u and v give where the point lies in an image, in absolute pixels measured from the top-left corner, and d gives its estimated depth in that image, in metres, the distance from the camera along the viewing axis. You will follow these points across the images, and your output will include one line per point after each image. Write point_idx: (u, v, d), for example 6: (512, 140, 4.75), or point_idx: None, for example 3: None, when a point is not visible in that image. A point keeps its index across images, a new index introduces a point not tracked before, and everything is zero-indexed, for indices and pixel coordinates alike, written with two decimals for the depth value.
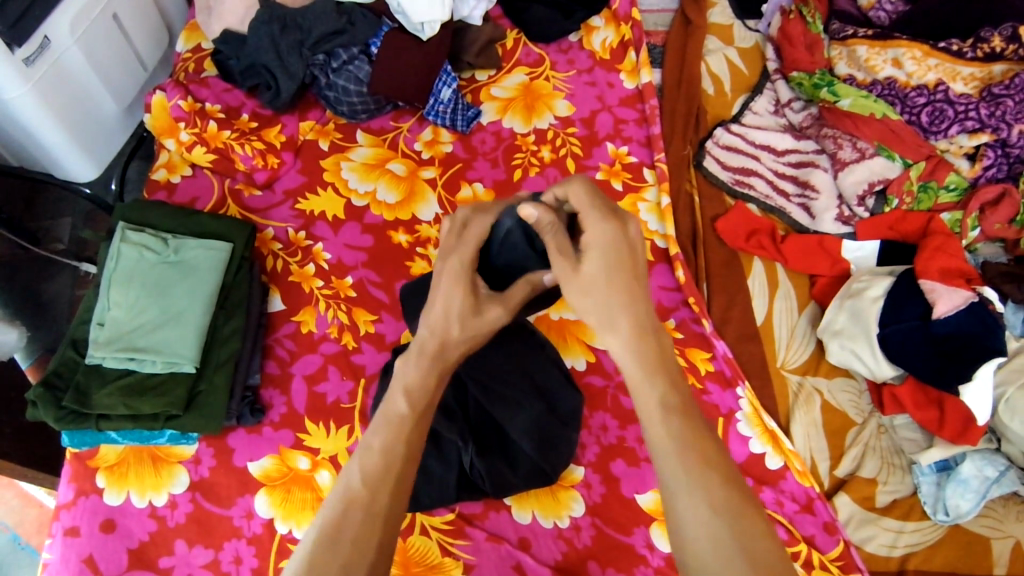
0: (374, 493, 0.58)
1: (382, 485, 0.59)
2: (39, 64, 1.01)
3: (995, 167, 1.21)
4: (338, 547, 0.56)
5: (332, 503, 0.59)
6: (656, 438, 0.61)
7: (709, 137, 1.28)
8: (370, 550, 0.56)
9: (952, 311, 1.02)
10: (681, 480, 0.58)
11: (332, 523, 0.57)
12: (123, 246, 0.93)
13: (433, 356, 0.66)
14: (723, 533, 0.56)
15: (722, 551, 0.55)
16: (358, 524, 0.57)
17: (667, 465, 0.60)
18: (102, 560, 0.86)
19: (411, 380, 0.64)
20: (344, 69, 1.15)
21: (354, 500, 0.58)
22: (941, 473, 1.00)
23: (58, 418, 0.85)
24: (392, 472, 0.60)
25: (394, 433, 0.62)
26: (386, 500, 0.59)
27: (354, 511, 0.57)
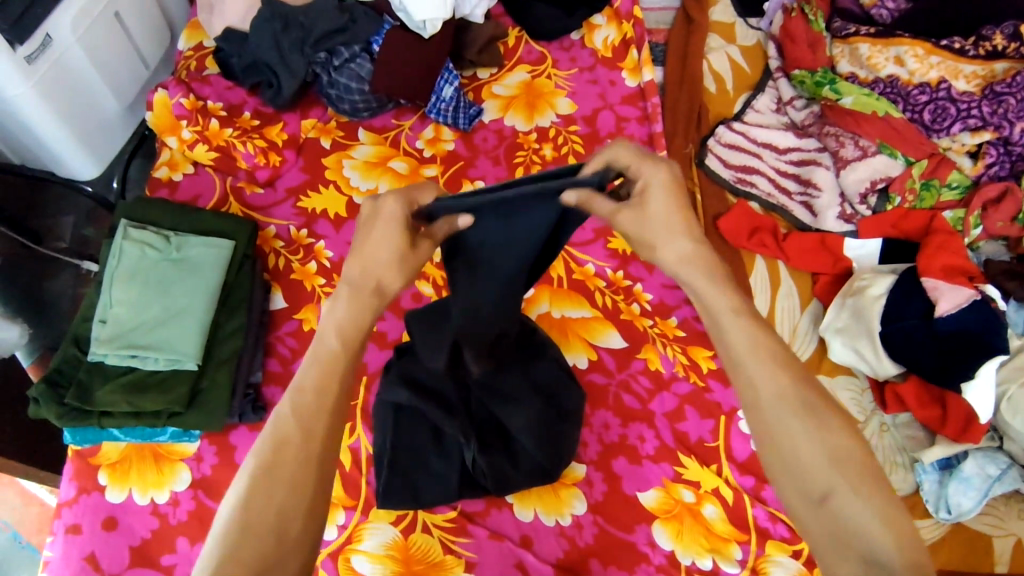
0: (305, 442, 0.59)
1: (313, 434, 0.60)
2: (41, 64, 1.01)
3: (997, 165, 1.20)
4: (274, 495, 0.57)
5: (263, 455, 0.59)
6: (737, 350, 0.65)
7: (711, 134, 1.28)
8: (304, 501, 0.57)
9: (954, 309, 1.02)
10: (767, 396, 0.63)
11: (265, 475, 0.57)
12: (125, 243, 0.93)
13: (373, 293, 0.66)
14: (808, 437, 0.60)
15: (816, 458, 0.60)
16: (290, 476, 0.58)
17: (752, 380, 0.64)
18: (104, 557, 0.86)
19: (344, 320, 0.64)
20: (346, 67, 1.15)
21: (286, 449, 0.59)
22: (943, 471, 1.00)
23: (61, 415, 0.85)
24: (323, 421, 0.60)
25: (327, 367, 0.63)
26: (319, 452, 0.59)
27: (286, 466, 0.58)
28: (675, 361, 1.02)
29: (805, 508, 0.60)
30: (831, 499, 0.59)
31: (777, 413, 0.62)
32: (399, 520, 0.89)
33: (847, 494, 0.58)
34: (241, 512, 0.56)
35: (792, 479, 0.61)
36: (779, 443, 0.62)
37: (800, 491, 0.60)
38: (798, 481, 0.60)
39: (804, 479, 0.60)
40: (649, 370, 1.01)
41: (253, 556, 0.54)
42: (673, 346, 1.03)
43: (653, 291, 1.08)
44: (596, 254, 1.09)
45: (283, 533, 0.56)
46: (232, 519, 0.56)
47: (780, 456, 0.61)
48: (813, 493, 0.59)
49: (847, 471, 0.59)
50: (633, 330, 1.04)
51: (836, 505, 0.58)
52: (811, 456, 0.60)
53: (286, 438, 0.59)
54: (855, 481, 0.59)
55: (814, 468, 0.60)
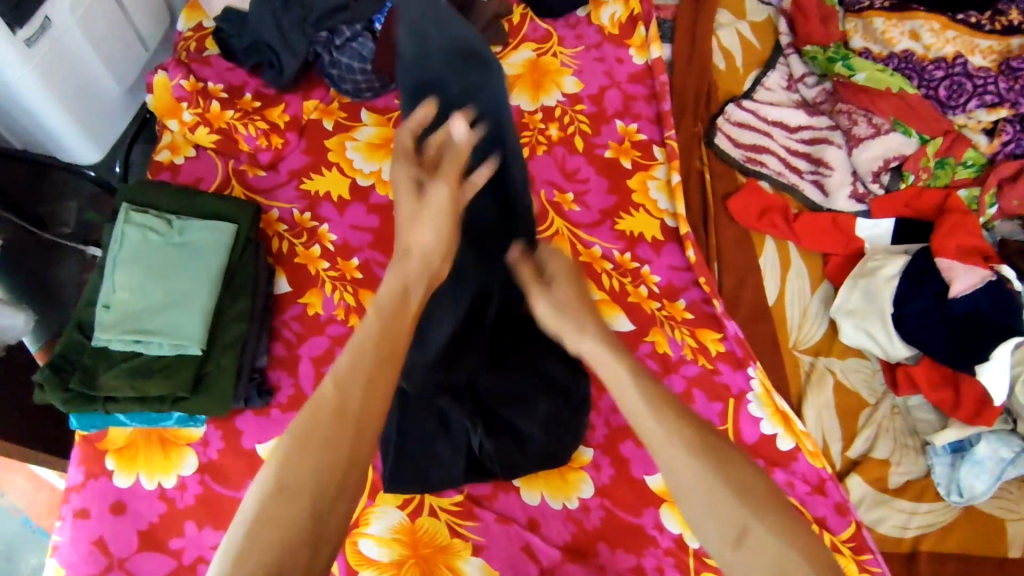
0: (344, 404, 0.55)
1: (351, 398, 0.55)
2: (40, 46, 0.99)
3: (1014, 143, 1.16)
4: (308, 458, 0.53)
5: (299, 417, 0.55)
6: (626, 403, 0.62)
7: (720, 112, 1.25)
8: (337, 470, 0.53)
9: (969, 290, 1.00)
10: (666, 437, 0.58)
11: (302, 434, 0.54)
12: (127, 228, 0.92)
13: (400, 254, 0.65)
14: (709, 476, 0.57)
15: (724, 496, 0.56)
16: (325, 438, 0.54)
17: (649, 424, 0.59)
18: (113, 541, 0.86)
19: (391, 283, 0.63)
20: (348, 45, 1.13)
21: (325, 409, 0.55)
22: (956, 454, 0.98)
23: (66, 401, 0.85)
24: (362, 382, 0.57)
25: (372, 331, 0.59)
26: (357, 412, 0.55)
27: (321, 428, 0.54)
28: (684, 344, 1.01)
29: (724, 552, 0.56)
30: (749, 537, 0.55)
31: (672, 456, 0.58)
32: (406, 504, 0.88)
33: (760, 526, 0.55)
34: (276, 476, 0.53)
35: (705, 522, 0.56)
36: (681, 485, 0.58)
37: (717, 534, 0.56)
38: (710, 524, 0.56)
39: (716, 524, 0.56)
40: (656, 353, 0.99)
41: (288, 522, 0.51)
42: (681, 329, 1.02)
43: (661, 273, 1.07)
44: (602, 236, 1.08)
45: (320, 499, 0.52)
46: (264, 483, 0.53)
47: (689, 500, 0.57)
48: (729, 535, 0.55)
49: (758, 505, 0.56)
50: (641, 312, 1.02)
51: (754, 545, 0.55)
52: (715, 496, 0.56)
53: (324, 401, 0.55)
54: (765, 514, 0.56)
55: (722, 507, 0.56)
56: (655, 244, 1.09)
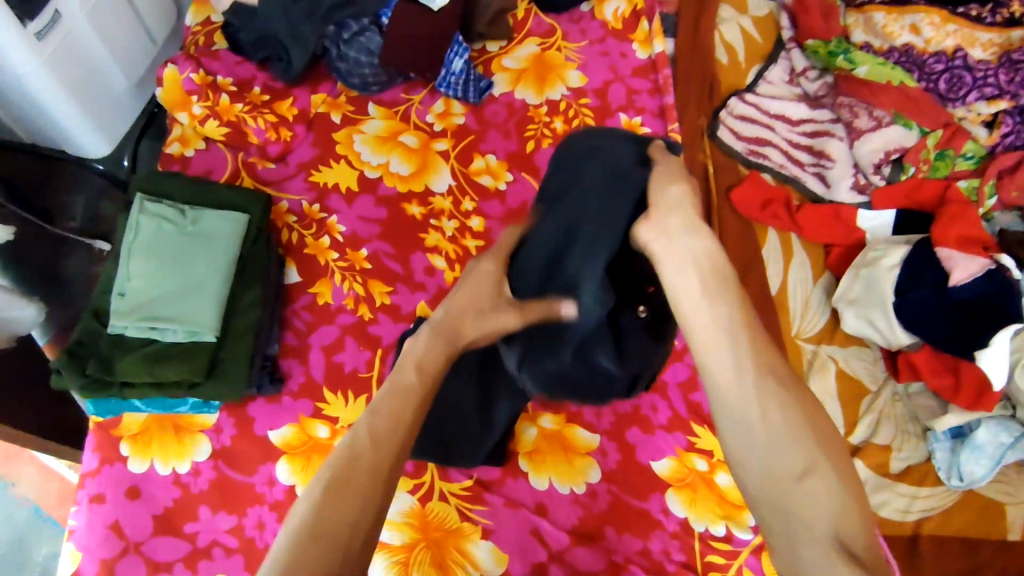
0: (376, 453, 0.60)
1: (385, 460, 0.60)
2: (50, 39, 1.01)
3: (1013, 134, 1.18)
4: (344, 506, 0.57)
5: (334, 467, 0.59)
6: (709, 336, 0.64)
7: (723, 106, 1.27)
8: (368, 518, 0.57)
9: (969, 278, 1.01)
10: (725, 342, 0.63)
11: (338, 483, 0.58)
12: (142, 217, 0.94)
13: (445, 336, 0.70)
14: (782, 417, 0.60)
15: (793, 436, 0.59)
16: (360, 491, 0.58)
17: (722, 364, 0.62)
18: (128, 526, 0.87)
19: (423, 356, 0.67)
20: (355, 40, 1.15)
21: (360, 461, 0.59)
22: (956, 439, 1.01)
23: (84, 386, 0.87)
24: (395, 436, 0.61)
25: (403, 401, 0.64)
26: (388, 473, 0.60)
27: (357, 474, 0.58)
28: None
29: (783, 489, 0.58)
30: (811, 477, 0.57)
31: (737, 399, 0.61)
32: (417, 489, 0.90)
33: (823, 468, 0.58)
34: (310, 520, 0.55)
35: (757, 465, 0.60)
36: (747, 428, 0.61)
37: (773, 479, 0.59)
38: (772, 464, 0.59)
39: (777, 460, 0.59)
40: None
41: (319, 569, 0.53)
42: None
43: None
44: None
45: (351, 542, 0.55)
46: (300, 525, 0.55)
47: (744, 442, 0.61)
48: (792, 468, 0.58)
49: (827, 448, 0.59)
50: None
51: (813, 484, 0.57)
52: (779, 438, 0.59)
53: (360, 456, 0.59)
54: (831, 458, 0.59)
55: (785, 449, 0.59)
56: None
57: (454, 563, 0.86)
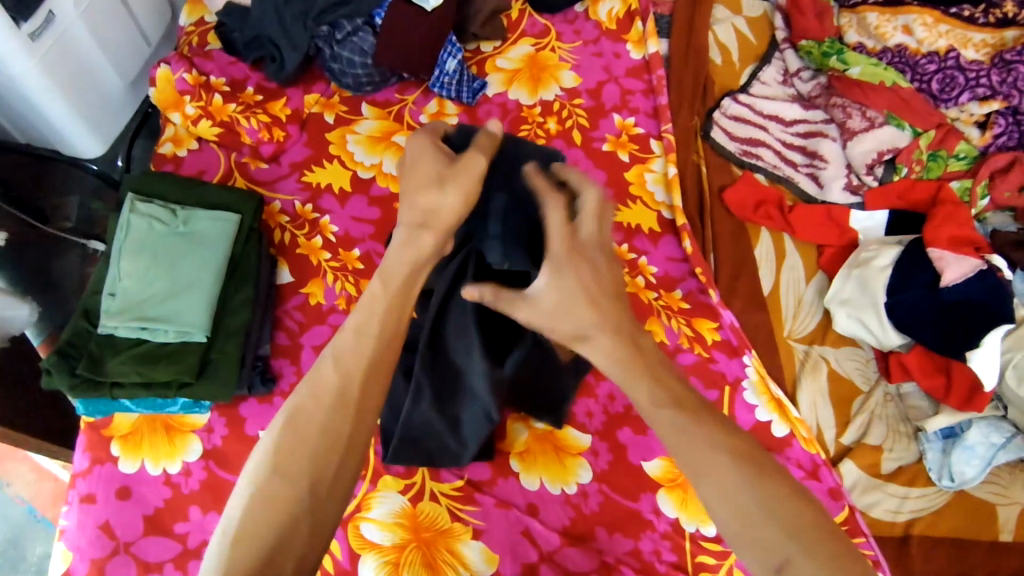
0: (344, 382, 0.60)
1: (351, 391, 0.60)
2: (44, 39, 1.01)
3: (1006, 134, 1.19)
4: (310, 438, 0.58)
5: (301, 398, 0.60)
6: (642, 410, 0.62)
7: (716, 107, 1.27)
8: (337, 445, 0.58)
9: (961, 279, 1.01)
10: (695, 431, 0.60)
11: (303, 418, 0.59)
12: (133, 217, 0.94)
13: (416, 227, 0.66)
14: (753, 503, 0.56)
15: (770, 520, 0.56)
16: (325, 422, 0.59)
17: (689, 452, 0.59)
18: (119, 526, 0.87)
19: (397, 269, 0.65)
20: (349, 40, 1.14)
21: (327, 393, 0.59)
22: (948, 440, 1.00)
23: (73, 386, 0.86)
24: (363, 368, 0.61)
25: (368, 321, 0.63)
26: (356, 398, 0.60)
27: (323, 404, 0.59)
28: (680, 333, 1.02)
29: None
30: (790, 568, 0.54)
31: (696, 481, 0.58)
32: (408, 489, 0.90)
33: (801, 555, 0.54)
34: (276, 452, 0.57)
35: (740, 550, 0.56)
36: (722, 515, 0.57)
37: (759, 562, 0.55)
38: (754, 550, 0.56)
39: (759, 544, 0.55)
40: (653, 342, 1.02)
41: (285, 493, 0.56)
42: (678, 319, 1.03)
43: (658, 264, 1.08)
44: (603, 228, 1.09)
45: (319, 474, 0.57)
46: (265, 460, 0.57)
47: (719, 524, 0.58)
48: (769, 562, 0.55)
49: (806, 538, 0.55)
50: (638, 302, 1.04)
51: (796, 573, 0.54)
52: (756, 530, 0.56)
53: (324, 388, 0.60)
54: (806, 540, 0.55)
55: (767, 536, 0.55)
56: (652, 235, 1.10)
57: (444, 563, 0.86)
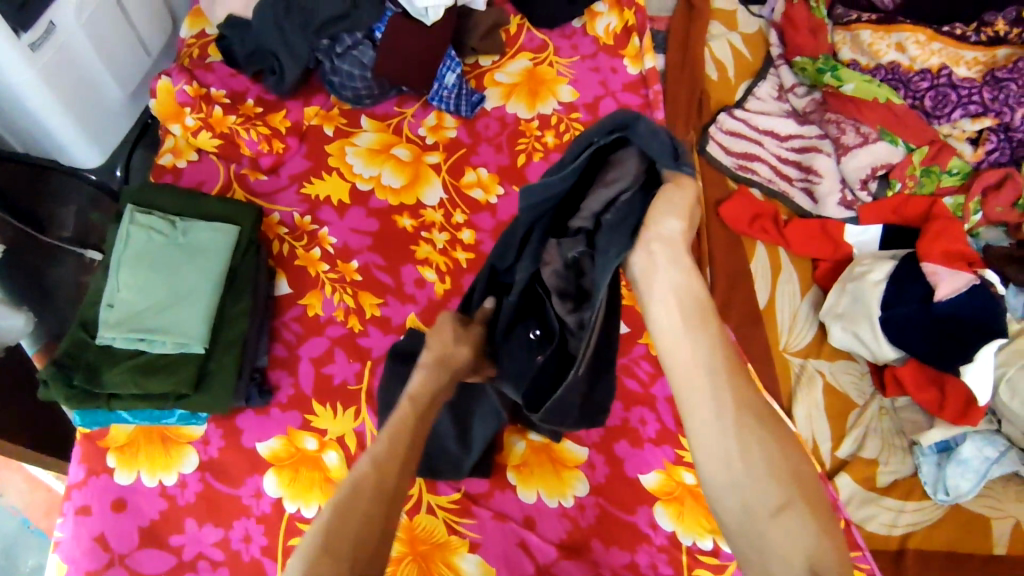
0: (380, 478, 0.67)
1: (385, 481, 0.67)
2: (44, 49, 1.01)
3: (998, 151, 1.20)
4: (350, 523, 0.64)
5: (344, 491, 0.66)
6: (680, 368, 0.67)
7: (712, 121, 1.29)
8: (375, 533, 0.65)
9: (953, 294, 1.02)
10: (701, 378, 0.66)
11: (347, 504, 0.65)
12: (133, 228, 0.94)
13: (440, 364, 0.79)
14: (760, 458, 0.63)
15: (767, 477, 0.63)
16: (363, 512, 0.65)
17: (703, 402, 0.66)
18: (114, 537, 0.87)
19: (415, 389, 0.77)
20: (349, 54, 1.16)
21: (367, 484, 0.66)
22: (942, 453, 1.01)
23: (69, 397, 0.87)
24: (392, 471, 0.68)
25: (396, 431, 0.72)
26: (392, 491, 0.68)
27: (362, 497, 0.66)
28: None
29: (758, 521, 0.63)
30: (785, 514, 0.62)
31: (714, 433, 0.65)
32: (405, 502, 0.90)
33: (798, 508, 0.62)
34: (327, 531, 0.63)
35: (735, 502, 0.64)
36: (727, 464, 0.64)
37: (751, 512, 0.63)
38: (751, 505, 0.63)
39: (757, 496, 0.63)
40: (650, 355, 1.02)
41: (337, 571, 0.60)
42: None
43: None
44: None
45: (359, 548, 0.63)
46: (317, 537, 0.63)
47: (718, 471, 0.65)
48: (771, 506, 0.62)
49: (805, 491, 0.63)
50: (635, 315, 1.05)
51: (787, 519, 0.62)
52: (755, 483, 0.63)
53: (364, 483, 0.66)
54: (804, 495, 0.63)
55: (764, 486, 0.63)
56: None
57: None
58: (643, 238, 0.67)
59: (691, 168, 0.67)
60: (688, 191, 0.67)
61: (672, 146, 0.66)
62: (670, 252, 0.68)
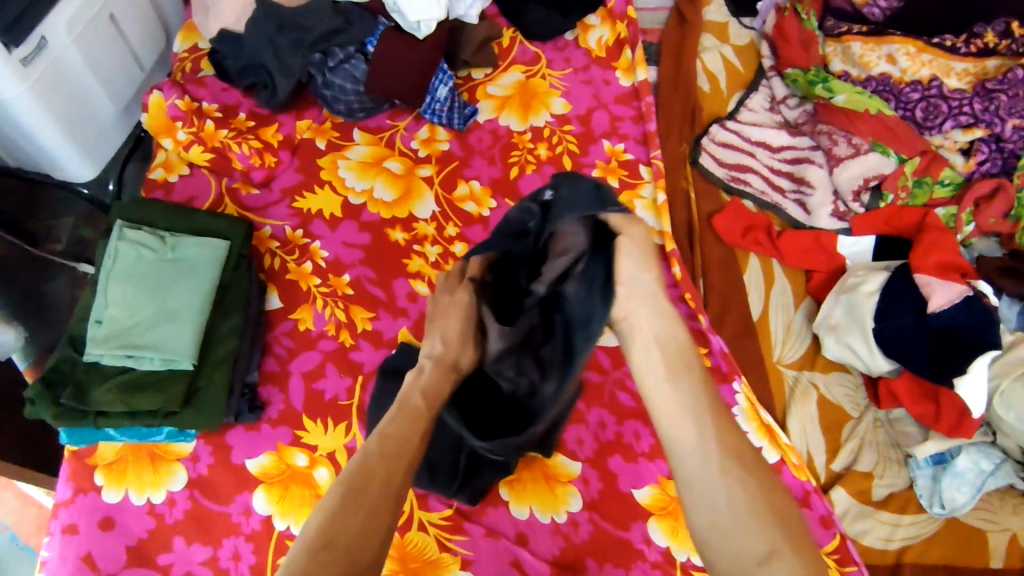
0: (390, 468, 0.71)
1: (398, 465, 0.71)
2: (37, 65, 1.01)
3: (989, 162, 1.21)
4: (357, 511, 0.67)
5: (352, 480, 0.69)
6: (670, 409, 0.75)
7: (705, 133, 1.29)
8: (383, 520, 0.68)
9: (948, 304, 1.02)
10: (689, 423, 0.73)
11: (357, 490, 0.68)
12: (122, 244, 0.94)
13: (449, 367, 0.83)
14: (743, 493, 0.68)
15: (754, 517, 0.67)
16: (370, 500, 0.68)
17: (689, 443, 0.72)
18: (102, 557, 0.86)
19: (427, 386, 0.80)
20: (342, 67, 1.17)
21: (378, 477, 0.69)
22: (937, 466, 1.00)
23: (58, 415, 0.85)
24: (404, 462, 0.72)
25: (409, 425, 0.75)
26: (400, 478, 0.71)
27: (375, 485, 0.69)
28: None
29: (745, 566, 0.66)
30: (773, 558, 0.65)
31: (702, 478, 0.70)
32: (396, 519, 0.89)
33: (785, 553, 0.65)
34: (331, 522, 0.66)
35: (726, 541, 0.67)
36: (714, 509, 0.69)
37: (740, 561, 0.66)
38: (739, 549, 0.66)
39: (742, 545, 0.66)
40: None
41: (341, 560, 0.63)
42: None
43: None
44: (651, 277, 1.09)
45: (363, 546, 0.66)
46: (323, 523, 0.66)
47: (704, 515, 0.69)
48: (757, 551, 0.66)
49: (786, 526, 0.67)
50: None
51: (773, 567, 0.65)
52: (742, 527, 0.67)
53: (373, 470, 0.70)
54: (789, 537, 0.66)
55: (751, 530, 0.67)
56: None
57: None
58: (616, 292, 0.79)
59: (617, 207, 0.77)
60: (641, 235, 0.78)
61: (595, 191, 0.77)
62: (641, 296, 0.78)
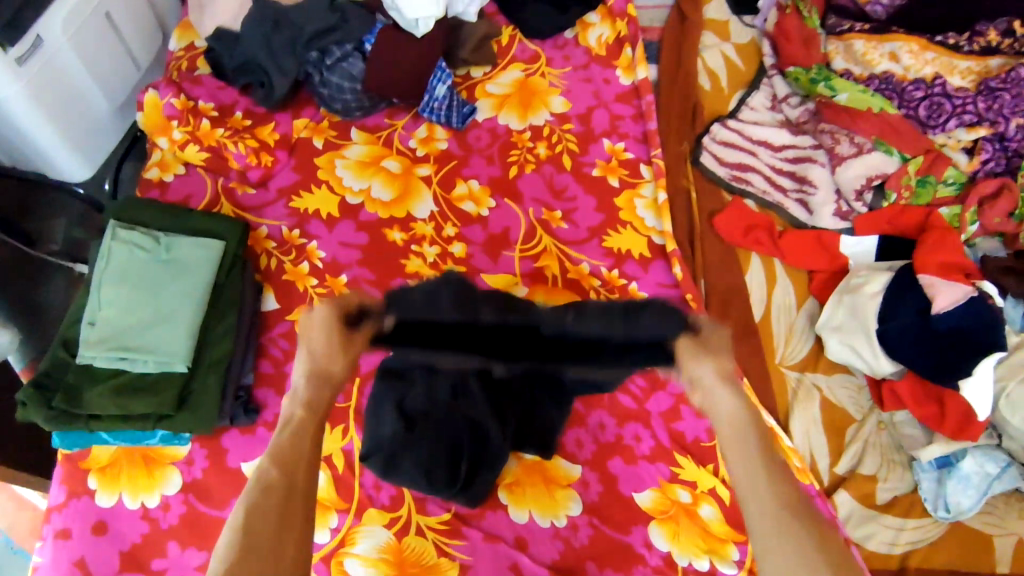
0: (287, 475, 0.59)
1: (295, 469, 0.60)
2: (32, 64, 1.00)
3: (993, 161, 1.20)
4: (257, 534, 0.55)
5: (245, 501, 0.57)
6: (727, 445, 0.62)
7: (706, 132, 1.28)
8: (292, 532, 0.57)
9: (953, 306, 1.00)
10: (747, 453, 0.60)
11: (253, 509, 0.57)
12: (114, 244, 0.92)
13: (321, 376, 0.65)
14: (798, 530, 0.55)
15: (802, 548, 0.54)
16: (274, 513, 0.57)
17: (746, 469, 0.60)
18: (94, 562, 0.85)
19: (307, 395, 0.64)
20: (338, 66, 1.16)
21: (274, 490, 0.58)
22: (942, 469, 0.99)
23: (49, 418, 0.84)
24: (302, 467, 0.60)
25: (295, 430, 0.62)
26: (303, 487, 0.59)
27: (272, 496, 0.57)
28: None
29: None
30: None
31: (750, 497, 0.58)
32: (394, 524, 0.88)
33: None
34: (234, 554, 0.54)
35: (777, 558, 0.55)
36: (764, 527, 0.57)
37: None
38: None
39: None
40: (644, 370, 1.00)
41: None
42: None
43: (647, 290, 1.08)
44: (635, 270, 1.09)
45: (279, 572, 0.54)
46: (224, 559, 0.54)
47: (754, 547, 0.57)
48: None
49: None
50: None
51: None
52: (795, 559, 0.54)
53: (269, 480, 0.58)
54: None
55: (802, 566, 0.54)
56: (642, 261, 1.10)
57: None
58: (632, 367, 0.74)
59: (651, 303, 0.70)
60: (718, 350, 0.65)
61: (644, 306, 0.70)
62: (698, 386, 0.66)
